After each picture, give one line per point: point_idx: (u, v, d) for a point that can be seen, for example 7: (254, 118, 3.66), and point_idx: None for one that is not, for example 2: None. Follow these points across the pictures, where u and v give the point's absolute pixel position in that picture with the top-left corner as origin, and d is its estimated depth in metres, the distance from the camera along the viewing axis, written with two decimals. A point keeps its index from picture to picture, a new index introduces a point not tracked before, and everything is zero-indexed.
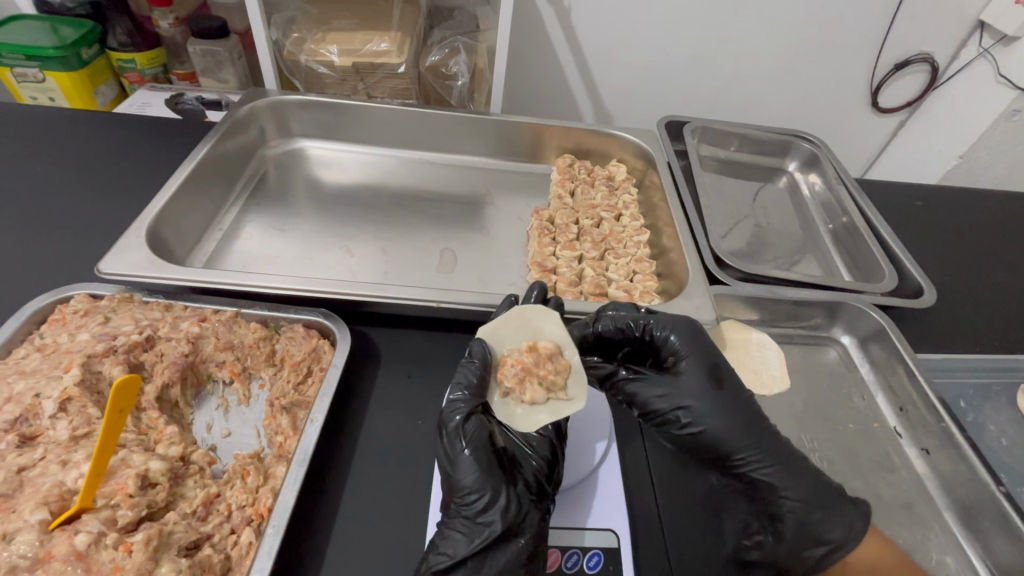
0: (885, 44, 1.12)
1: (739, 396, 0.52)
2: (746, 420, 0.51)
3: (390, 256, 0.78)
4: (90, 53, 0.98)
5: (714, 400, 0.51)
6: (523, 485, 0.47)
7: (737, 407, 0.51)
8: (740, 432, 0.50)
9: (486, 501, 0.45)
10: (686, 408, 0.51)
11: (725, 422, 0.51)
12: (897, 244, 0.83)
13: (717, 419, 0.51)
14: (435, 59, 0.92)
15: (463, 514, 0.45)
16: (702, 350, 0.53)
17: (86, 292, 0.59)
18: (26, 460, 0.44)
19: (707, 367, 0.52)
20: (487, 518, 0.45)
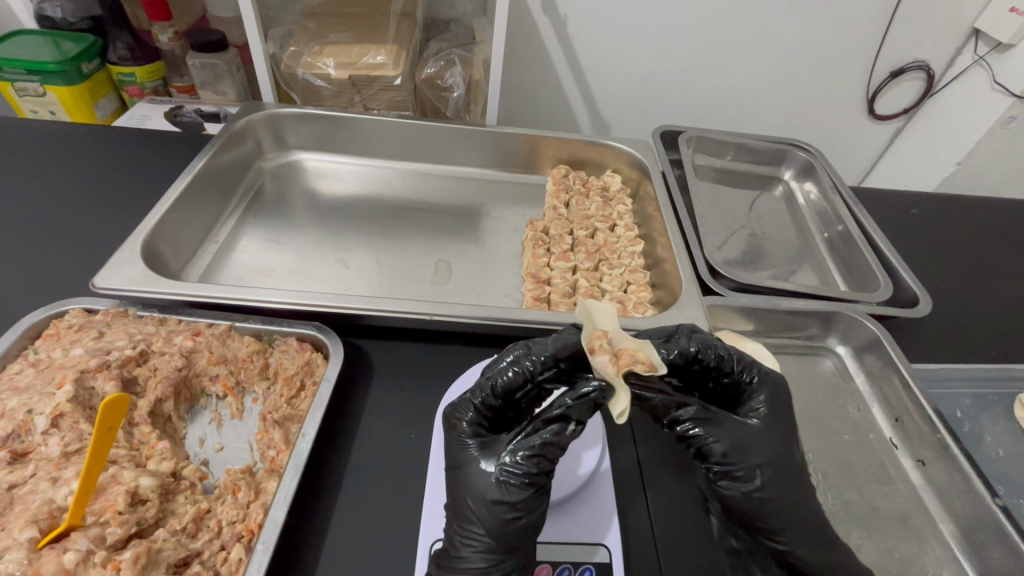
0: (880, 51, 1.13)
1: (797, 475, 0.48)
2: (796, 498, 0.47)
3: (385, 267, 0.78)
4: (91, 67, 0.99)
5: (780, 471, 0.47)
6: (512, 507, 0.43)
7: (788, 477, 0.47)
8: (786, 507, 0.46)
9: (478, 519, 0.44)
10: (742, 466, 0.46)
11: (775, 495, 0.46)
12: (892, 253, 0.83)
13: (769, 489, 0.46)
14: (431, 72, 0.92)
15: (462, 527, 0.44)
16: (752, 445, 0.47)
17: (81, 307, 0.59)
18: (16, 478, 0.44)
19: (787, 444, 0.49)
20: (480, 537, 0.43)
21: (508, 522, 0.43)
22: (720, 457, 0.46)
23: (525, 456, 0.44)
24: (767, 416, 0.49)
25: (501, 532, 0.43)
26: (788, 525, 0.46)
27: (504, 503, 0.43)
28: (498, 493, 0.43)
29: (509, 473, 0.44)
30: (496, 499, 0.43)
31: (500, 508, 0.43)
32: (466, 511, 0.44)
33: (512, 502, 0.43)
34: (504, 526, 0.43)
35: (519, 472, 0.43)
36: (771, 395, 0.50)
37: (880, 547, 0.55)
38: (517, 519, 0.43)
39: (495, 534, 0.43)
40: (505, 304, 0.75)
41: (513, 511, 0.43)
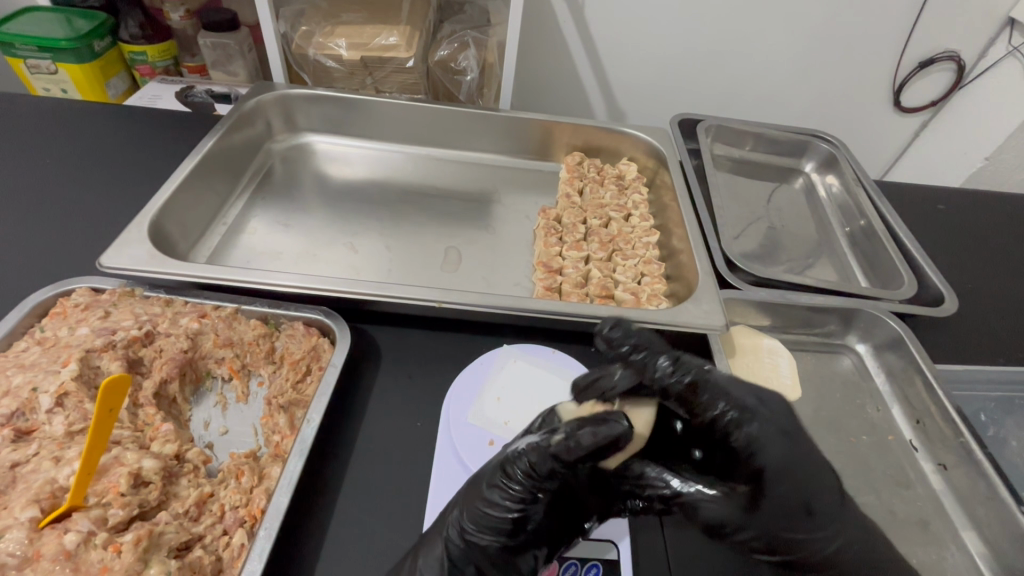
0: (910, 39, 1.08)
1: (813, 451, 0.44)
2: (819, 477, 0.44)
3: (394, 253, 0.77)
4: (102, 45, 0.98)
5: (795, 444, 0.43)
6: (503, 534, 0.42)
7: (803, 449, 0.44)
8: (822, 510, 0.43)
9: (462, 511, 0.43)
10: (768, 436, 0.42)
11: (796, 470, 0.42)
12: (917, 250, 0.80)
13: (791, 459, 0.42)
14: (444, 54, 0.90)
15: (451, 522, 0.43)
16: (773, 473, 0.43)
17: (88, 286, 0.59)
18: (19, 456, 0.44)
19: (794, 416, 0.45)
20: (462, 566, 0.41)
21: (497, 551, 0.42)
22: (747, 432, 0.42)
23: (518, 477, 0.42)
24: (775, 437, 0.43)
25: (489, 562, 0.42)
26: (817, 508, 0.43)
27: (492, 523, 0.41)
28: (488, 519, 0.42)
29: (502, 497, 0.42)
30: (486, 525, 0.42)
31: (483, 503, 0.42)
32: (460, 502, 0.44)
33: (491, 501, 0.42)
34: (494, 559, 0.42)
35: (509, 497, 0.42)
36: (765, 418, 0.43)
37: (898, 552, 0.53)
38: (507, 547, 0.42)
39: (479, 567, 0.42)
40: (515, 293, 0.73)
41: (500, 539, 0.42)
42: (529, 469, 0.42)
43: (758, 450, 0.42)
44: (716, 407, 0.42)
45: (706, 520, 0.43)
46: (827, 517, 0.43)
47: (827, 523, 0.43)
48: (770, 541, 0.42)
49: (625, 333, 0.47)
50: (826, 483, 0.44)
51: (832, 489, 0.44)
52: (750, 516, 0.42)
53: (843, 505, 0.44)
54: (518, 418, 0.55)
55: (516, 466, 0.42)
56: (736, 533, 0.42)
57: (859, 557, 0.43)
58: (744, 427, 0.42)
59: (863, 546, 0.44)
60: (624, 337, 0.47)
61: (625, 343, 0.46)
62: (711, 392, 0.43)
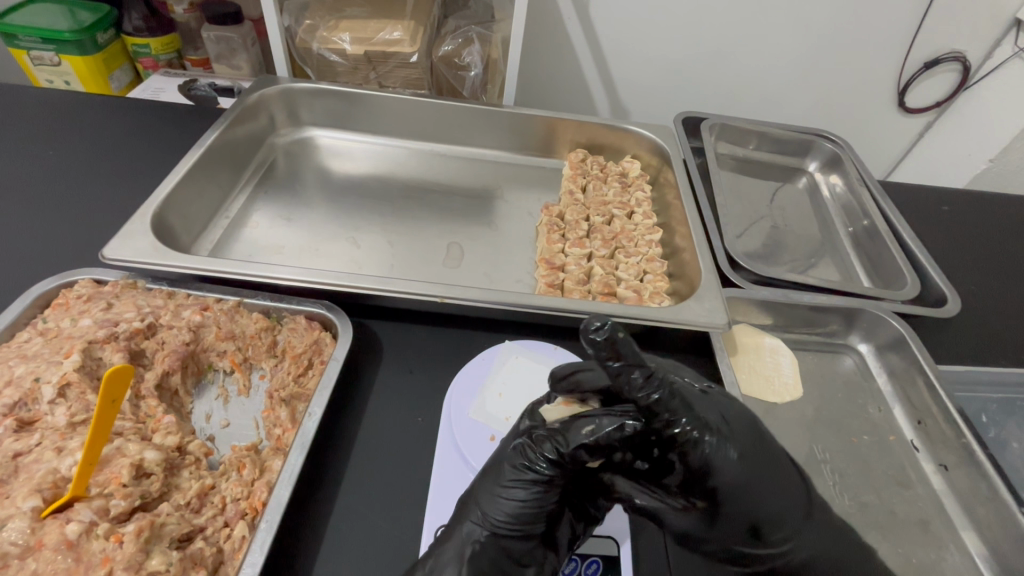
0: (915, 39, 1.08)
1: (777, 463, 0.46)
2: (783, 491, 0.45)
3: (396, 248, 0.77)
4: (106, 38, 0.97)
5: (759, 458, 0.45)
6: (525, 526, 0.43)
7: (767, 459, 0.46)
8: (791, 528, 0.45)
9: (482, 502, 0.44)
10: (730, 452, 0.44)
11: (760, 483, 0.44)
12: (920, 250, 0.80)
13: (752, 473, 0.44)
14: (448, 49, 0.89)
15: (472, 517, 0.44)
16: (758, 492, 0.44)
17: (90, 278, 0.59)
18: (22, 446, 0.44)
19: (761, 435, 0.47)
20: (484, 560, 0.42)
21: (520, 544, 0.43)
22: (709, 450, 0.43)
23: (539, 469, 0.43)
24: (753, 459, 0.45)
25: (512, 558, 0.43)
26: (782, 519, 0.45)
27: (518, 509, 0.43)
28: (510, 507, 0.43)
29: (523, 488, 0.43)
30: (508, 518, 0.43)
31: (507, 492, 0.43)
32: (476, 497, 0.44)
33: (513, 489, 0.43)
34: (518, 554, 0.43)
35: (531, 485, 0.43)
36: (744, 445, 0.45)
37: (897, 552, 0.53)
38: (528, 540, 0.43)
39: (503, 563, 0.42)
40: (517, 289, 0.73)
41: (522, 530, 0.43)
42: (550, 457, 0.43)
43: (721, 467, 0.43)
44: (674, 423, 0.43)
45: (674, 530, 0.45)
46: (791, 527, 0.45)
47: (791, 532, 0.45)
48: (732, 551, 0.45)
49: (608, 337, 0.44)
50: (790, 494, 0.46)
51: (797, 501, 0.46)
52: (710, 529, 0.44)
53: (809, 518, 0.46)
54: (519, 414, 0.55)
55: (537, 455, 0.44)
56: (701, 543, 0.45)
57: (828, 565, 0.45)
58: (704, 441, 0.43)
59: (835, 553, 0.46)
60: (605, 340, 0.44)
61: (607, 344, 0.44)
62: (675, 407, 0.44)
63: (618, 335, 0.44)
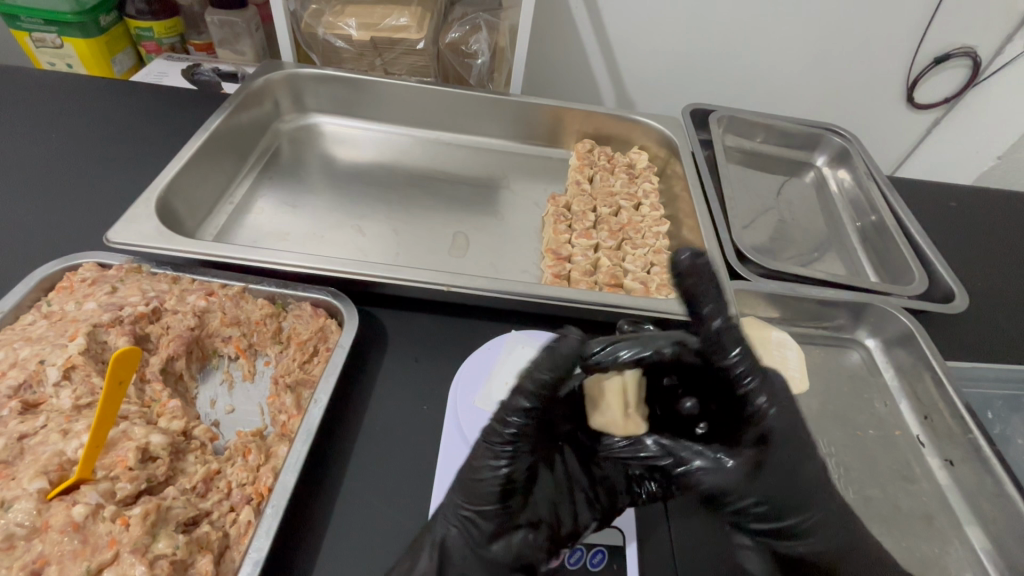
0: (927, 33, 1.06)
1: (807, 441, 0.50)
2: (807, 453, 0.49)
3: (401, 236, 0.76)
4: (109, 20, 0.96)
5: (795, 420, 0.50)
6: (494, 505, 0.44)
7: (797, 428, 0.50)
8: (822, 492, 0.48)
9: (461, 484, 0.45)
10: (773, 403, 0.50)
11: (791, 440, 0.49)
12: (928, 246, 0.79)
13: (789, 431, 0.49)
14: (455, 36, 0.87)
15: (454, 501, 0.45)
16: (792, 448, 0.49)
17: (95, 261, 0.58)
18: (27, 428, 0.44)
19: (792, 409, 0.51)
20: (458, 542, 0.43)
21: (491, 524, 0.44)
22: (762, 401, 0.49)
23: (505, 441, 0.45)
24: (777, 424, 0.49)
25: (487, 537, 0.44)
26: (802, 476, 0.48)
27: (489, 487, 0.44)
28: (480, 489, 0.44)
29: (491, 463, 0.45)
30: (481, 494, 0.44)
31: (480, 473, 0.45)
32: (458, 479, 0.46)
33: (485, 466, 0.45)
34: (490, 535, 0.44)
35: (495, 463, 0.45)
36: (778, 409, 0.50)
37: (901, 546, 0.53)
38: (501, 520, 0.44)
39: (476, 547, 0.43)
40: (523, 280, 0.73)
41: (493, 509, 0.44)
42: (516, 428, 0.45)
43: (765, 416, 0.49)
44: (730, 361, 0.50)
45: (707, 489, 0.48)
46: (812, 488, 0.48)
47: (812, 496, 0.48)
48: (767, 507, 0.47)
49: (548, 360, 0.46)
50: (816, 458, 0.49)
51: (813, 461, 0.49)
52: (751, 481, 0.47)
53: (828, 482, 0.49)
54: None
55: (503, 427, 0.45)
56: (734, 502, 0.47)
57: (843, 532, 0.47)
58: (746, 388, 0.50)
59: (847, 519, 0.48)
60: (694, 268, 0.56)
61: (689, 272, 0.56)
62: (727, 343, 0.51)
63: (708, 270, 0.56)
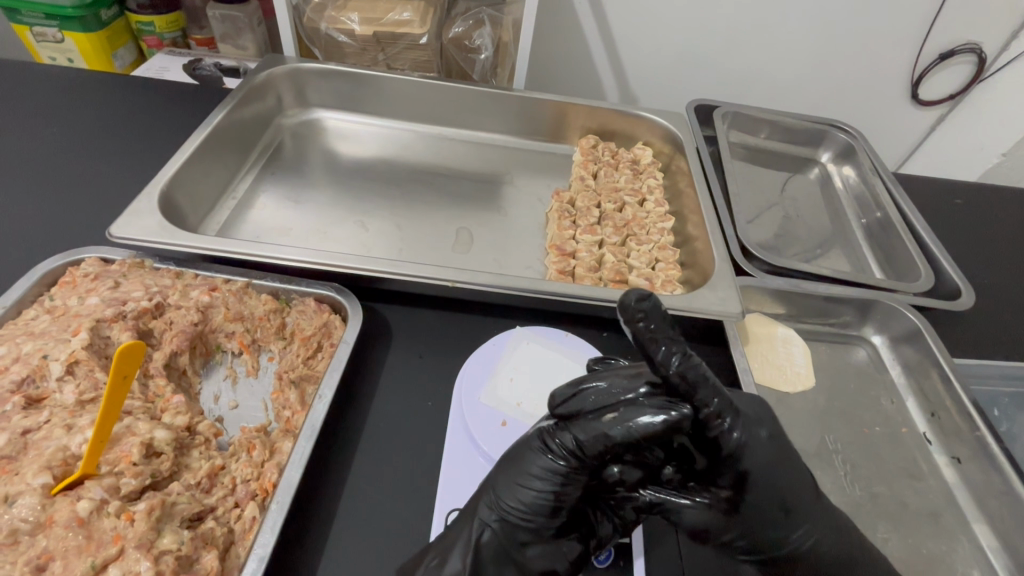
0: (933, 28, 1.05)
1: (796, 465, 0.46)
2: (794, 481, 0.45)
3: (404, 232, 0.76)
4: (110, 14, 0.96)
5: (775, 448, 0.45)
6: (539, 519, 0.42)
7: (780, 453, 0.45)
8: (809, 524, 0.45)
9: (504, 489, 0.43)
10: (754, 435, 0.44)
11: (773, 472, 0.44)
12: (934, 243, 0.79)
13: (769, 463, 0.44)
14: (458, 31, 0.87)
15: (492, 505, 0.43)
16: (774, 482, 0.44)
17: (97, 256, 0.58)
18: (30, 423, 0.43)
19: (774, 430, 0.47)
20: (495, 548, 0.42)
21: (529, 533, 0.42)
22: (736, 439, 0.42)
23: (559, 461, 0.42)
24: (766, 447, 0.44)
25: (522, 543, 0.42)
26: (791, 506, 0.44)
27: (538, 499, 0.42)
28: (525, 498, 0.42)
29: (541, 476, 0.42)
30: (525, 507, 0.42)
31: (528, 483, 0.42)
32: (498, 485, 0.43)
33: (533, 477, 0.42)
34: (524, 541, 0.42)
35: (547, 476, 0.42)
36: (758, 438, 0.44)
37: (908, 543, 0.53)
38: (537, 533, 0.43)
39: (511, 552, 0.42)
40: (527, 276, 0.73)
41: (536, 521, 0.42)
42: (570, 452, 0.42)
43: (744, 455, 0.43)
44: (710, 407, 0.41)
45: (689, 527, 0.44)
46: (799, 515, 0.44)
47: (799, 523, 0.44)
48: (751, 540, 0.44)
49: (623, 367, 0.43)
50: (796, 482, 0.45)
51: (806, 484, 0.45)
52: (729, 520, 0.43)
53: (815, 497, 0.46)
54: (530, 400, 0.55)
55: (557, 447, 0.42)
56: (719, 537, 0.44)
57: (836, 554, 0.45)
58: (724, 433, 0.42)
59: (841, 538, 0.46)
60: (646, 312, 0.40)
61: (643, 316, 0.40)
62: (705, 391, 0.41)
63: (657, 307, 0.40)
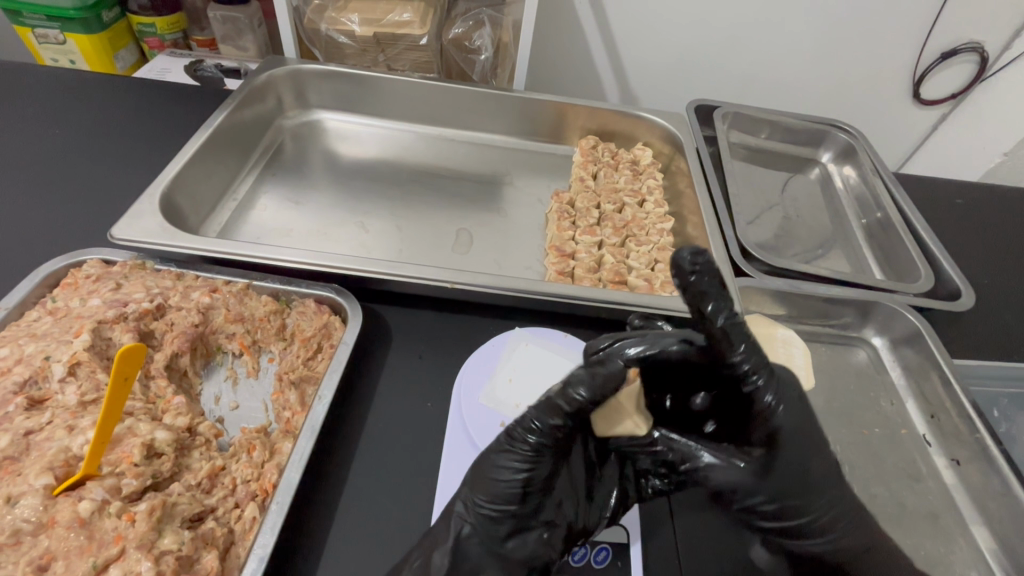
0: (935, 26, 1.05)
1: (820, 436, 0.47)
2: (815, 448, 0.46)
3: (405, 232, 0.76)
4: (111, 16, 0.96)
5: (803, 417, 0.46)
6: (512, 507, 0.42)
7: (811, 427, 0.46)
8: (837, 498, 0.46)
9: (473, 483, 0.43)
10: (788, 401, 0.45)
11: (798, 440, 0.45)
12: (934, 243, 0.79)
13: (800, 426, 0.45)
14: (458, 32, 0.87)
15: (466, 500, 0.43)
16: (803, 452, 0.45)
17: (99, 258, 0.58)
18: (33, 424, 0.44)
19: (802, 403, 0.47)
20: (472, 543, 0.42)
21: (508, 525, 0.42)
22: (770, 399, 0.43)
23: (524, 443, 0.43)
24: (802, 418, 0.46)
25: (501, 536, 0.42)
26: (814, 479, 0.45)
27: (508, 486, 0.42)
28: (495, 488, 0.42)
29: (511, 463, 0.42)
30: (495, 496, 0.42)
31: (496, 474, 0.43)
32: (468, 481, 0.44)
33: (502, 468, 0.43)
34: (505, 534, 0.42)
35: (514, 464, 0.42)
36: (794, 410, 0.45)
37: (906, 544, 0.53)
38: (515, 524, 0.42)
39: (490, 545, 0.42)
40: (526, 277, 0.73)
41: (511, 509, 0.42)
42: (539, 433, 0.42)
43: (775, 416, 0.44)
44: (748, 366, 0.43)
45: (716, 486, 0.45)
46: (820, 486, 0.46)
47: (821, 489, 0.46)
48: (779, 506, 0.45)
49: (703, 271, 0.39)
50: (823, 456, 0.46)
51: (829, 459, 0.47)
52: (761, 481, 0.44)
53: (838, 475, 0.47)
54: (528, 401, 0.54)
55: (523, 432, 0.43)
56: (748, 500, 0.45)
57: (851, 531, 0.46)
58: (766, 398, 0.43)
59: (852, 518, 0.46)
60: (699, 267, 0.39)
61: (695, 272, 0.39)
62: (746, 346, 0.42)
63: (712, 264, 0.40)
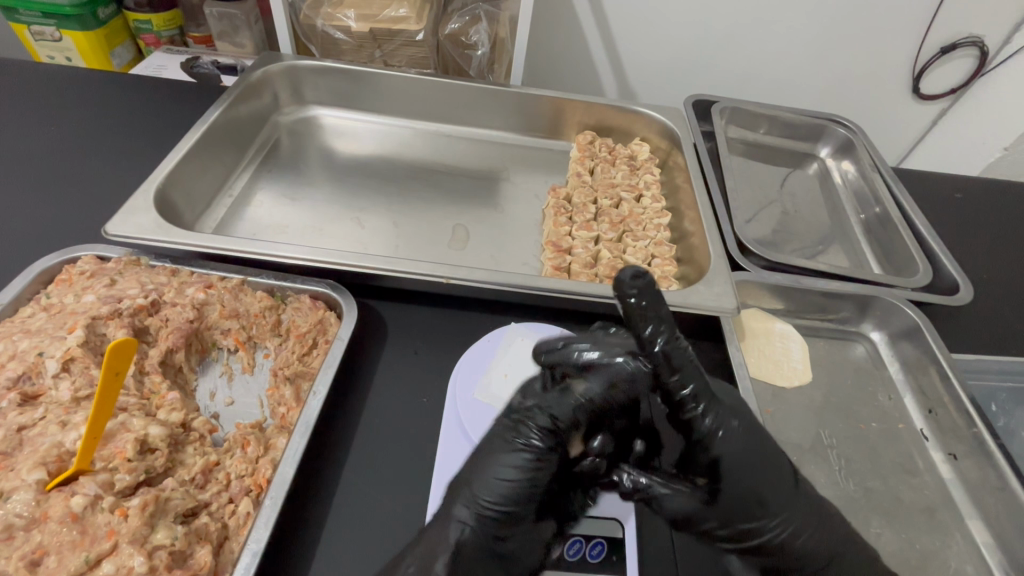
0: (934, 21, 1.04)
1: (773, 449, 0.48)
2: (770, 471, 0.46)
3: (401, 229, 0.76)
4: (107, 13, 0.96)
5: (751, 439, 0.47)
6: (514, 510, 0.43)
7: (763, 447, 0.47)
8: (793, 517, 0.46)
9: (477, 485, 0.44)
10: (730, 426, 0.46)
11: (750, 462, 0.46)
12: (932, 237, 0.79)
13: (745, 450, 0.46)
14: (455, 27, 0.86)
15: (468, 501, 0.43)
16: (757, 474, 0.46)
17: (93, 254, 0.58)
18: (26, 419, 0.44)
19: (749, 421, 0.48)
20: (472, 546, 0.42)
21: (505, 528, 0.43)
22: (710, 422, 0.45)
23: (532, 443, 0.44)
24: (750, 434, 0.47)
25: (499, 537, 0.43)
26: (770, 500, 0.45)
27: (512, 486, 0.43)
28: (500, 488, 0.43)
29: (517, 463, 0.44)
30: (500, 496, 0.43)
31: (502, 473, 0.44)
32: (470, 481, 0.44)
33: (509, 467, 0.44)
34: (503, 537, 0.43)
35: (522, 464, 0.44)
36: (739, 433, 0.46)
37: (901, 538, 0.53)
38: (514, 525, 0.43)
39: (487, 546, 0.42)
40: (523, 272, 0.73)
41: (512, 510, 0.43)
42: (544, 430, 0.45)
43: (717, 440, 0.45)
44: (686, 390, 0.45)
45: (672, 514, 0.44)
46: (775, 506, 0.46)
47: (776, 512, 0.46)
48: (730, 529, 0.45)
49: (642, 287, 0.45)
50: (778, 472, 0.47)
51: (784, 478, 0.47)
52: (710, 507, 0.44)
53: (795, 489, 0.47)
54: None
55: (529, 429, 0.45)
56: (699, 526, 0.45)
57: (813, 540, 0.46)
58: (706, 422, 0.45)
59: (818, 530, 0.46)
60: (638, 289, 0.45)
61: (635, 292, 0.45)
62: (686, 373, 0.45)
63: (650, 287, 0.45)
